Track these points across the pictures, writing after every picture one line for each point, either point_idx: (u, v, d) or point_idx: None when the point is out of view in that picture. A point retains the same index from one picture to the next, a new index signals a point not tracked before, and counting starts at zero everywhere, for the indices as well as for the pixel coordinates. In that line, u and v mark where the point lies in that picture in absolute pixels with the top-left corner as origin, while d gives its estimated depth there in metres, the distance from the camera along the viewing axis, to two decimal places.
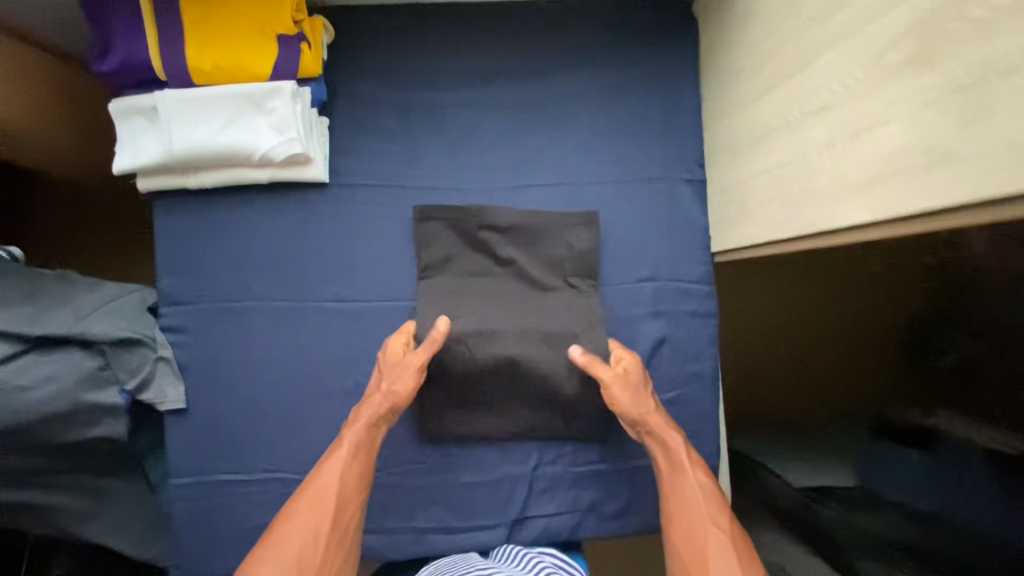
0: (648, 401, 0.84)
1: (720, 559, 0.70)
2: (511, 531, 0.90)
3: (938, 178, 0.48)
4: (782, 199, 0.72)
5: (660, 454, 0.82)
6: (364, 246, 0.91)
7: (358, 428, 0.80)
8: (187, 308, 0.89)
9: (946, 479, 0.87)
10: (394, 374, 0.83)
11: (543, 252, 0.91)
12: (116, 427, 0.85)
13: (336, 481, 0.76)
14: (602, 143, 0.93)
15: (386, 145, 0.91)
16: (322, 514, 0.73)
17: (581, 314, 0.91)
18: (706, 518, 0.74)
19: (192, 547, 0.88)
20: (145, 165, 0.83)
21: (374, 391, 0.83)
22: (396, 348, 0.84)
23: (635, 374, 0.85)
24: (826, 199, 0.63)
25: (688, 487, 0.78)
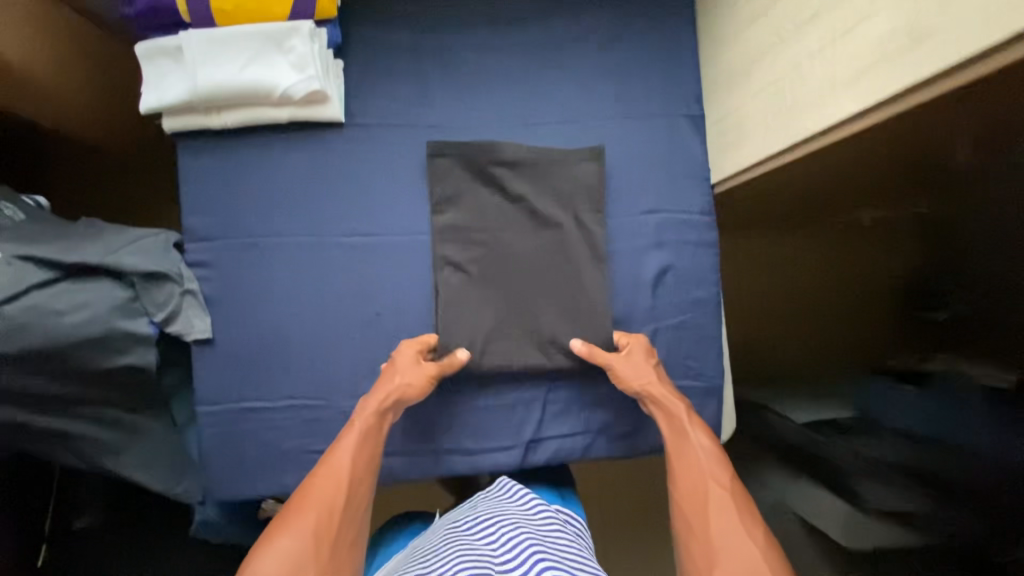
0: (653, 375, 0.89)
1: (721, 517, 0.71)
2: (526, 452, 0.95)
3: (925, 51, 0.56)
4: (780, 113, 0.79)
5: (666, 425, 0.86)
6: (379, 183, 0.95)
7: (369, 414, 0.82)
8: (213, 244, 0.93)
9: (947, 410, 0.87)
10: (408, 367, 0.86)
11: (551, 186, 0.95)
12: (148, 357, 0.88)
13: (351, 461, 0.76)
14: (604, 83, 0.98)
15: (399, 87, 0.95)
16: (338, 491, 0.72)
17: (588, 247, 0.95)
18: (708, 477, 0.77)
19: (222, 472, 0.92)
20: (172, 103, 0.87)
21: (381, 382, 0.85)
22: (411, 346, 0.88)
23: (644, 353, 0.90)
24: (822, 100, 0.71)
25: (692, 452, 0.80)
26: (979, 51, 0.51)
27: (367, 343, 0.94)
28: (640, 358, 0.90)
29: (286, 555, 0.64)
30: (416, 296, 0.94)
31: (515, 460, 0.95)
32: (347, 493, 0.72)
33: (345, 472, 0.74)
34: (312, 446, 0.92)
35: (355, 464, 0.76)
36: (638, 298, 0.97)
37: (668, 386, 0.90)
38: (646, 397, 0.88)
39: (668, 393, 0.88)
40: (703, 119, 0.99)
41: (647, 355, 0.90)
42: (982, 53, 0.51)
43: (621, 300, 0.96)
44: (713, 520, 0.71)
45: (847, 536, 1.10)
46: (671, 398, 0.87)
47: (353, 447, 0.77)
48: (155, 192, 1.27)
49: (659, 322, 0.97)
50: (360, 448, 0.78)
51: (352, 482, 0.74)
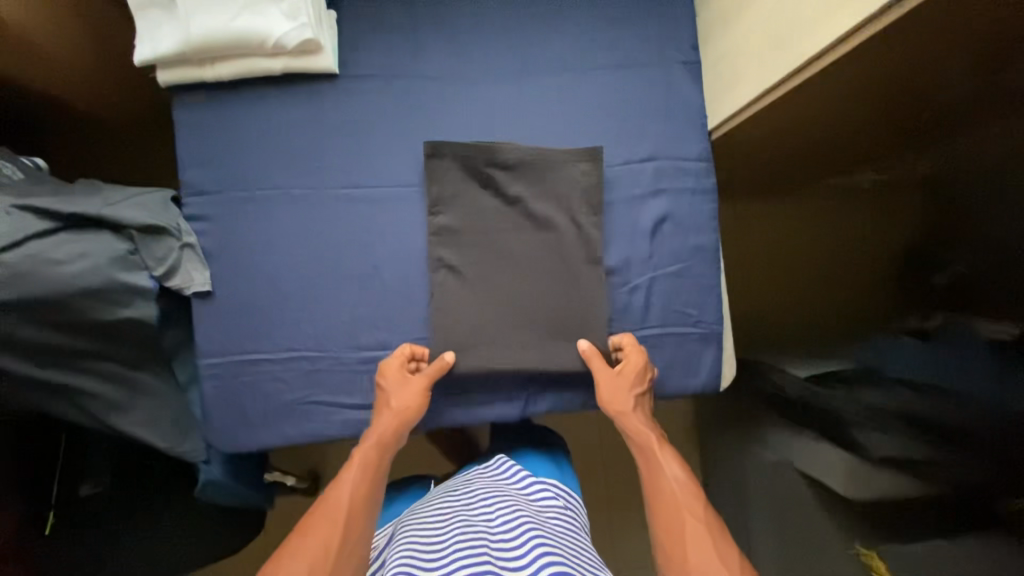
0: (637, 393, 0.89)
1: (699, 547, 0.70)
2: (527, 403, 0.95)
3: None
4: (783, 39, 0.82)
5: (641, 453, 0.85)
6: (376, 134, 0.95)
7: (367, 449, 0.82)
8: (211, 198, 0.93)
9: (948, 362, 0.87)
10: (398, 392, 0.87)
11: (548, 188, 0.94)
12: (147, 311, 0.89)
13: (342, 493, 0.74)
14: (599, 32, 0.98)
15: (393, 40, 0.95)
16: (337, 524, 0.70)
17: (586, 251, 0.94)
18: (684, 508, 0.75)
19: (225, 424, 0.92)
20: (165, 54, 0.87)
21: (376, 419, 0.86)
22: (390, 366, 0.89)
23: (639, 368, 0.90)
24: (822, 19, 0.74)
25: (668, 481, 0.79)
26: None
27: (366, 295, 0.94)
28: (635, 372, 0.90)
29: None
30: (414, 247, 0.94)
31: (517, 412, 0.95)
32: (346, 526, 0.70)
33: (338, 505, 0.72)
34: (313, 397, 0.92)
35: (347, 495, 0.74)
36: (636, 245, 0.96)
37: (645, 410, 0.90)
38: (626, 417, 0.88)
39: (643, 421, 0.88)
40: (699, 65, 0.99)
41: (641, 371, 0.90)
42: None
43: (620, 248, 0.96)
44: (691, 550, 0.69)
45: (848, 487, 1.12)
46: (644, 423, 0.88)
47: (348, 480, 0.77)
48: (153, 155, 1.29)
49: (658, 269, 0.96)
50: (354, 483, 0.76)
51: (344, 513, 0.72)
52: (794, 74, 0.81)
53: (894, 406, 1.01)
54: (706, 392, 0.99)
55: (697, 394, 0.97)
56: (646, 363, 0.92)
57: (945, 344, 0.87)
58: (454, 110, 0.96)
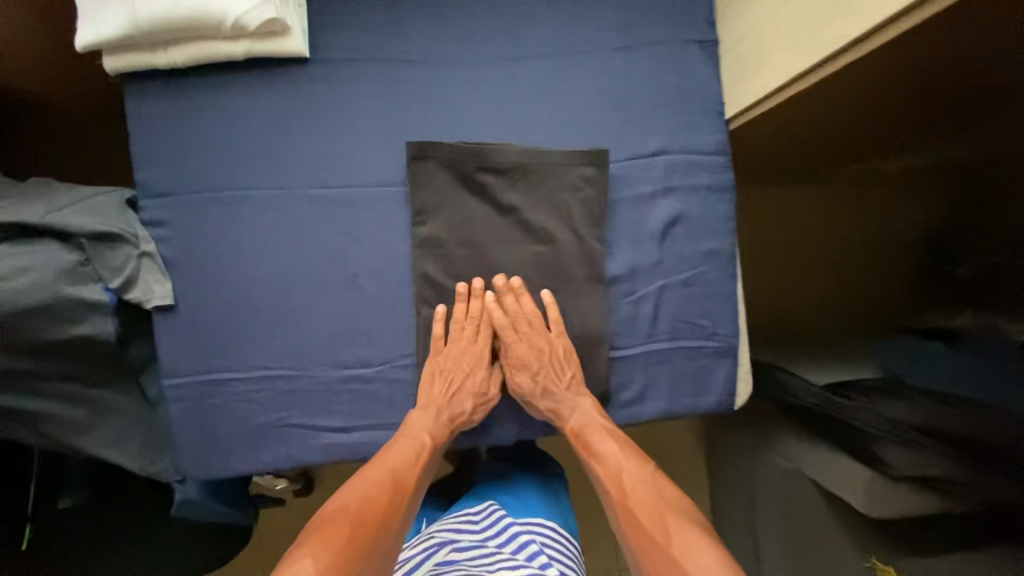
0: (537, 365, 0.84)
1: (644, 495, 0.74)
2: (523, 424, 0.89)
3: None
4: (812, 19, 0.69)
5: (570, 438, 0.83)
6: (353, 127, 0.85)
7: (439, 434, 0.81)
8: (169, 200, 0.84)
9: (974, 367, 0.90)
10: (488, 392, 0.86)
11: (545, 195, 0.85)
12: (104, 326, 0.80)
13: (395, 469, 0.76)
14: (603, 8, 0.86)
15: (370, 17, 0.84)
16: (398, 498, 0.73)
17: (586, 265, 0.86)
18: (636, 482, 0.76)
19: (194, 450, 0.84)
20: (110, 37, 0.76)
21: (456, 398, 0.83)
22: (483, 352, 0.87)
23: (527, 325, 0.85)
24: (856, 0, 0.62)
25: (599, 456, 0.79)
26: None
27: (345, 307, 0.85)
28: (522, 346, 0.85)
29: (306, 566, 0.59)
30: (397, 255, 0.85)
31: (512, 435, 0.90)
32: (406, 500, 0.74)
33: (389, 477, 0.74)
34: (289, 419, 0.84)
35: (398, 471, 0.76)
36: (643, 251, 0.87)
37: (564, 379, 0.84)
38: (545, 394, 0.84)
39: (566, 398, 0.84)
40: (715, 45, 0.87)
41: (530, 327, 0.85)
42: None
43: (625, 255, 0.87)
44: (638, 505, 0.73)
45: (868, 503, 0.99)
46: (570, 399, 0.84)
47: (407, 459, 0.77)
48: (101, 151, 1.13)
49: (667, 277, 0.87)
50: (409, 463, 0.77)
51: (395, 485, 0.74)
52: (833, 60, 0.69)
53: (923, 422, 0.95)
54: (718, 411, 0.90)
55: (707, 413, 0.89)
56: (533, 313, 0.85)
57: (977, 351, 0.91)
58: (440, 99, 0.85)
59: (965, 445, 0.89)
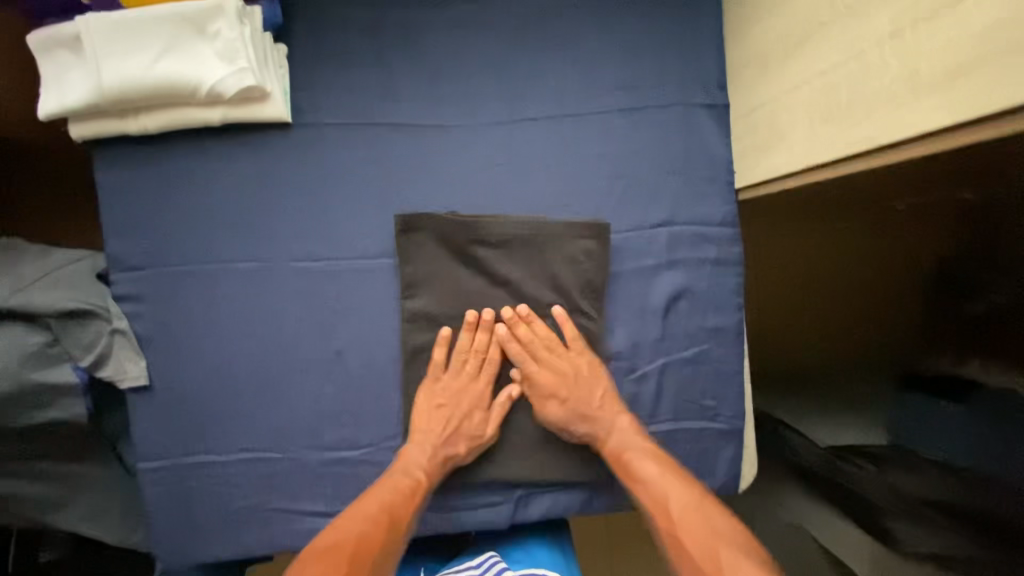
0: (565, 392, 0.77)
1: (695, 523, 0.68)
2: (516, 510, 0.81)
3: (995, 70, 0.43)
4: (823, 111, 0.62)
5: (610, 462, 0.76)
6: (337, 196, 0.79)
7: (432, 472, 0.76)
8: (142, 273, 0.79)
9: (982, 430, 0.80)
10: (485, 435, 0.78)
11: (543, 268, 0.80)
12: (76, 409, 0.75)
13: (388, 505, 0.71)
14: (606, 68, 0.81)
15: (356, 77, 0.79)
16: (394, 538, 0.69)
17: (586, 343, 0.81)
18: (686, 511, 0.69)
19: (171, 533, 0.80)
20: (74, 106, 0.71)
21: (452, 438, 0.77)
22: (484, 394, 0.79)
23: (545, 351, 0.78)
24: (869, 111, 0.56)
25: (644, 483, 0.73)
26: None
27: (329, 386, 0.80)
28: (546, 372, 0.78)
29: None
30: (386, 330, 0.80)
31: (505, 517, 0.81)
32: (397, 538, 0.69)
33: (382, 513, 0.70)
34: (271, 503, 0.80)
35: (390, 508, 0.71)
36: (645, 328, 0.82)
37: (593, 401, 0.78)
38: (581, 419, 0.78)
39: (602, 419, 0.78)
40: (726, 109, 0.82)
41: (548, 350, 0.78)
42: None
43: (626, 330, 0.82)
44: (687, 536, 0.67)
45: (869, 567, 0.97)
46: (606, 420, 0.78)
47: (400, 495, 0.72)
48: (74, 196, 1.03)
49: (670, 355, 0.82)
50: (403, 499, 0.72)
51: (391, 523, 0.69)
52: (813, 168, 0.65)
53: (926, 493, 0.88)
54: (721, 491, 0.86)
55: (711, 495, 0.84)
56: (546, 335, 0.78)
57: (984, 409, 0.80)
58: (431, 164, 0.80)
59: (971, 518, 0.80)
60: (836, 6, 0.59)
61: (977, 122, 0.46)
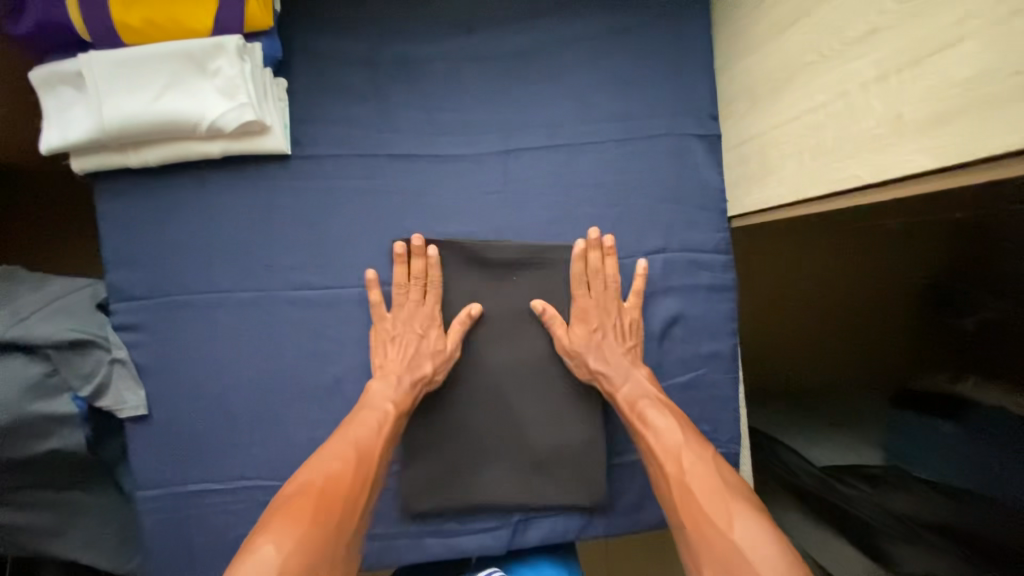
0: (597, 323, 0.78)
1: (705, 476, 0.65)
2: (515, 533, 0.82)
3: (974, 121, 0.45)
4: (812, 147, 0.64)
5: (623, 409, 0.74)
6: (336, 225, 0.80)
7: (400, 401, 0.73)
8: (142, 304, 0.80)
9: None
10: (448, 353, 0.77)
11: (543, 290, 0.81)
12: (72, 439, 0.76)
13: (357, 443, 0.68)
14: (601, 98, 0.83)
15: (353, 109, 0.81)
16: (365, 471, 0.66)
17: None
18: (695, 461, 0.67)
19: (169, 561, 0.80)
20: (76, 141, 0.72)
21: (413, 364, 0.75)
22: (432, 312, 0.78)
23: (601, 285, 0.79)
24: (855, 151, 0.57)
25: (655, 431, 0.70)
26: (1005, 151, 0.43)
27: (328, 413, 0.81)
28: (591, 301, 0.78)
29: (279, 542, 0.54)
30: None
31: (504, 541, 0.81)
32: (371, 475, 0.67)
33: (354, 449, 0.67)
34: None
35: (360, 446, 0.68)
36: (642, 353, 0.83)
37: (619, 343, 0.78)
38: (598, 353, 0.77)
39: (621, 362, 0.77)
40: (718, 139, 0.84)
41: (604, 288, 0.79)
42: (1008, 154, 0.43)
43: None
44: (696, 486, 0.64)
45: None
46: (624, 367, 0.77)
47: (370, 429, 0.70)
48: (70, 225, 1.04)
49: (665, 380, 0.83)
50: (372, 435, 0.69)
51: (362, 458, 0.67)
52: (810, 201, 0.66)
53: None
54: None
55: None
56: (611, 274, 0.79)
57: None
58: (428, 194, 0.81)
59: None
60: (823, 47, 0.60)
61: (967, 167, 0.47)
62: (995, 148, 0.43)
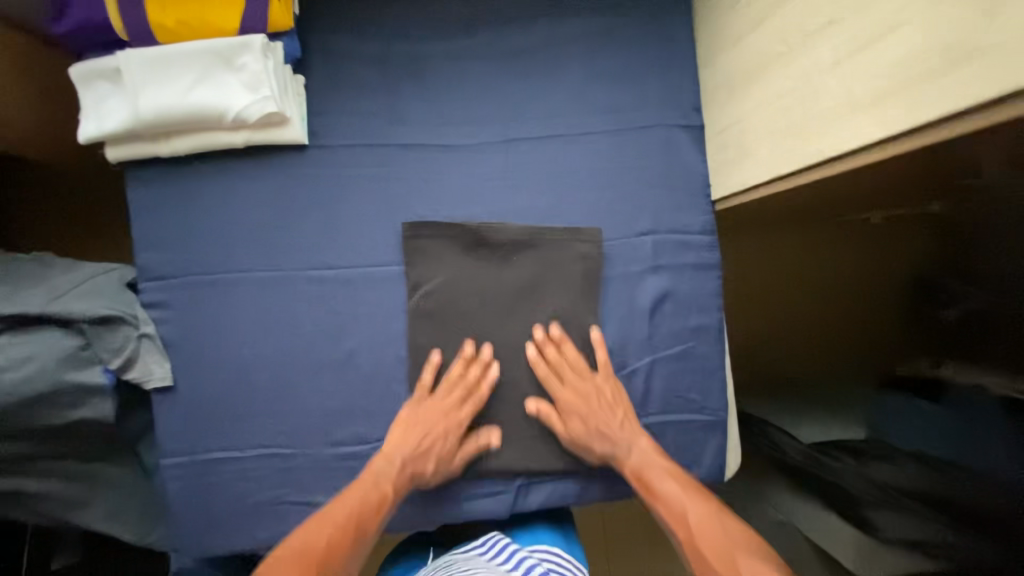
0: (588, 411, 0.83)
1: (712, 534, 0.71)
2: (517, 497, 0.87)
3: (916, 94, 0.51)
4: (783, 128, 0.70)
5: (630, 480, 0.80)
6: (350, 209, 0.87)
7: (399, 484, 0.79)
8: (168, 283, 0.85)
9: (974, 431, 0.91)
10: (454, 462, 0.83)
11: (545, 268, 0.87)
12: (104, 409, 0.81)
13: (356, 514, 0.74)
14: (594, 93, 0.90)
15: (366, 104, 0.87)
16: (351, 542, 0.71)
17: (582, 336, 0.88)
18: (702, 522, 0.72)
19: (189, 526, 0.85)
20: (113, 131, 0.79)
21: (419, 456, 0.81)
22: (461, 419, 0.83)
23: (573, 372, 0.85)
24: (818, 129, 0.64)
25: (662, 498, 0.77)
26: (944, 115, 0.49)
27: (341, 384, 0.86)
28: (571, 393, 0.84)
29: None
30: (393, 332, 0.87)
31: (506, 505, 0.87)
32: (355, 547, 0.71)
33: (349, 520, 0.73)
34: (286, 497, 0.85)
35: (359, 516, 0.74)
36: (634, 327, 0.89)
37: (615, 421, 0.83)
38: (600, 438, 0.83)
39: (621, 440, 0.83)
40: (701, 129, 0.91)
41: (576, 374, 0.85)
42: (946, 117, 0.49)
43: (615, 331, 0.89)
44: (704, 546, 0.70)
45: (858, 563, 0.99)
46: (626, 440, 0.83)
47: (366, 505, 0.75)
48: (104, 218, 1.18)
49: (656, 353, 0.89)
50: (369, 511, 0.75)
51: (356, 529, 0.72)
52: (781, 179, 0.72)
53: (908, 486, 0.94)
54: (708, 481, 0.92)
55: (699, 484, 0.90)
56: (574, 358, 0.86)
57: (959, 409, 0.96)
58: (435, 180, 0.88)
59: (948, 508, 0.87)
60: (790, 39, 0.67)
61: (913, 132, 0.53)
62: (928, 118, 0.50)
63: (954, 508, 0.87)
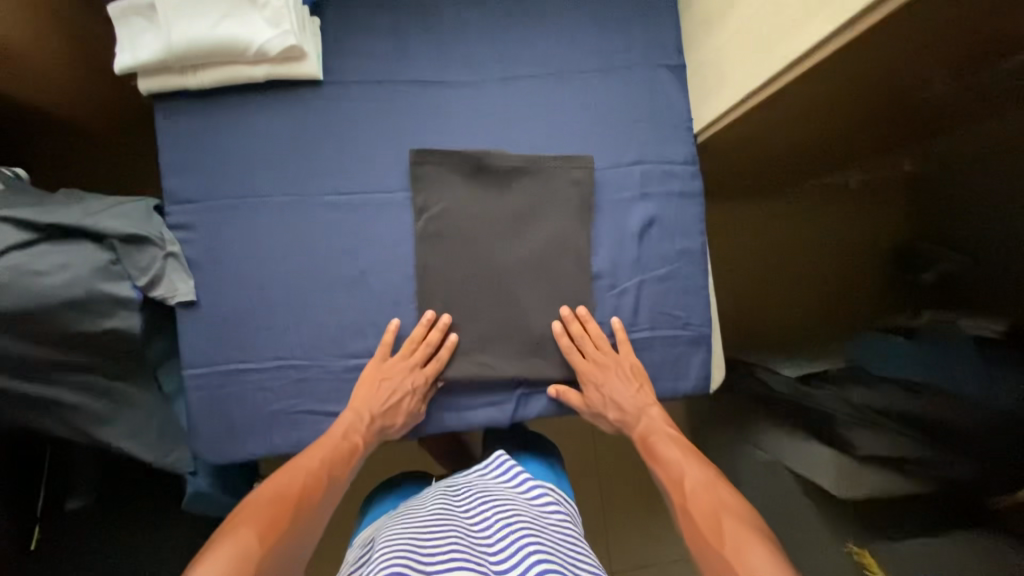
0: (601, 378, 0.91)
1: (704, 496, 0.76)
2: (517, 406, 0.94)
3: None
4: (772, 37, 0.80)
5: (639, 445, 0.89)
6: (361, 139, 0.94)
7: (368, 437, 0.87)
8: (193, 206, 0.92)
9: (937, 360, 0.83)
10: (417, 414, 0.90)
11: (540, 194, 0.95)
12: (132, 321, 0.84)
13: (328, 461, 0.81)
14: (585, 36, 0.98)
15: (376, 44, 0.95)
16: (317, 490, 0.78)
17: (577, 256, 0.95)
18: (701, 485, 0.78)
19: (210, 434, 0.91)
20: (146, 62, 0.86)
21: (386, 412, 0.87)
22: (427, 376, 0.89)
23: (596, 346, 0.92)
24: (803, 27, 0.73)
25: (664, 462, 0.84)
26: None
27: (353, 300, 0.93)
28: (592, 364, 0.91)
29: (246, 539, 0.66)
30: (401, 252, 0.93)
31: (506, 416, 0.93)
32: (325, 495, 0.78)
33: (321, 470, 0.80)
34: (301, 406, 0.91)
35: (331, 463, 0.81)
36: (623, 249, 0.96)
37: (630, 391, 0.91)
38: (615, 408, 0.91)
39: (633, 408, 0.90)
40: (682, 69, 0.99)
41: (596, 346, 0.92)
42: None
43: (607, 251, 0.96)
44: (695, 506, 0.75)
45: (843, 487, 0.99)
46: (638, 408, 0.90)
47: (338, 459, 0.82)
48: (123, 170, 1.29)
49: (645, 273, 0.96)
50: (340, 462, 0.82)
51: (329, 478, 0.80)
52: (773, 78, 0.81)
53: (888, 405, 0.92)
54: (695, 395, 0.99)
55: (686, 395, 0.97)
56: (599, 335, 0.92)
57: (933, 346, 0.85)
58: (439, 114, 0.95)
59: (927, 426, 0.85)
60: None
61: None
62: None
63: (940, 429, 0.83)
